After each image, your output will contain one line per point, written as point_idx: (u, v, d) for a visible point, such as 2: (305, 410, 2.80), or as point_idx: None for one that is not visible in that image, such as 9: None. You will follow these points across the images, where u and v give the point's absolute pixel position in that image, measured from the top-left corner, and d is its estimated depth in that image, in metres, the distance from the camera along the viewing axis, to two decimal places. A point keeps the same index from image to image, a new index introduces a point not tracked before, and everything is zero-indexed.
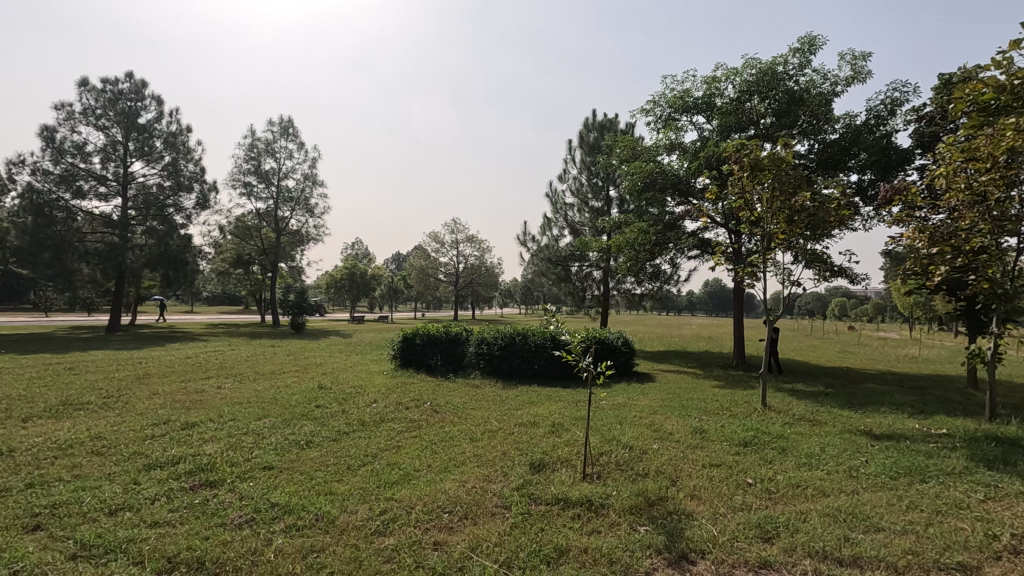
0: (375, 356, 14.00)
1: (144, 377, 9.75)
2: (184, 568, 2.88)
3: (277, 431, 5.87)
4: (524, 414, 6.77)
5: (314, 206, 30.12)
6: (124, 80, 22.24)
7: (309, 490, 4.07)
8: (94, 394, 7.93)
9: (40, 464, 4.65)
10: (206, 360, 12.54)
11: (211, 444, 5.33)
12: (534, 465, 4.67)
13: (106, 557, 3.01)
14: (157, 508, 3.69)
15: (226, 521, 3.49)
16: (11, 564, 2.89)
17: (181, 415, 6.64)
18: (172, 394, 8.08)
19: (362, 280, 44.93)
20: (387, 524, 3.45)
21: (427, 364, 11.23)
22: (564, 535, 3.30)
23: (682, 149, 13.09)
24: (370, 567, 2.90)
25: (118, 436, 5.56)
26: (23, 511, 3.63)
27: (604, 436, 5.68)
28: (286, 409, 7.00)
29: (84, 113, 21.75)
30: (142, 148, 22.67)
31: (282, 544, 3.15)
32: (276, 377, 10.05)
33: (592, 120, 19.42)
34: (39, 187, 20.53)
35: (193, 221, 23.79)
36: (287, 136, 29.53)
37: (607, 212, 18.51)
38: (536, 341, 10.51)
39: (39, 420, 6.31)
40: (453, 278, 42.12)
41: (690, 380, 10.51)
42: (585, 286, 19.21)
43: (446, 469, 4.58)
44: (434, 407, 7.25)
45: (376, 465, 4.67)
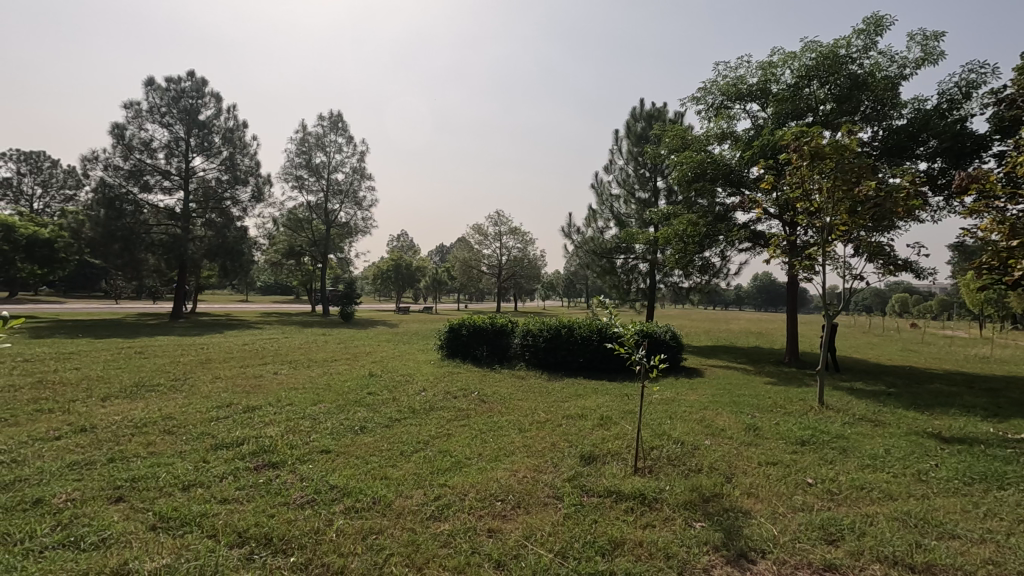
0: (422, 346, 14.31)
1: (208, 362, 10.27)
2: (254, 543, 3.03)
3: (332, 417, 6.07)
4: (571, 407, 6.77)
5: (362, 199, 30.83)
6: (186, 78, 23.34)
7: (365, 474, 4.19)
8: (163, 376, 8.43)
9: (119, 441, 4.97)
10: (263, 347, 13.12)
11: (271, 426, 5.56)
12: (585, 457, 4.67)
13: (182, 529, 3.19)
14: (226, 485, 3.88)
15: (289, 501, 3.64)
16: (100, 531, 3.11)
17: (242, 398, 6.95)
18: (233, 378, 8.49)
19: (407, 271, 45.76)
20: (442, 510, 3.52)
21: (473, 355, 11.41)
22: (619, 527, 3.29)
23: (734, 138, 12.67)
24: (427, 551, 2.96)
25: (186, 417, 5.89)
26: (107, 483, 3.89)
27: (654, 431, 5.60)
28: (339, 395, 7.22)
29: (151, 111, 22.96)
30: (202, 144, 23.73)
31: (343, 525, 3.26)
32: (328, 364, 10.40)
33: (640, 109, 19.08)
34: (111, 181, 21.85)
35: (249, 213, 24.78)
36: (337, 130, 30.31)
37: (654, 202, 18.11)
38: (583, 333, 10.42)
39: (116, 400, 6.76)
40: (495, 270, 42.27)
41: (741, 376, 10.23)
42: (630, 279, 18.87)
43: (497, 458, 4.63)
44: (481, 397, 7.32)
45: (428, 452, 4.76)
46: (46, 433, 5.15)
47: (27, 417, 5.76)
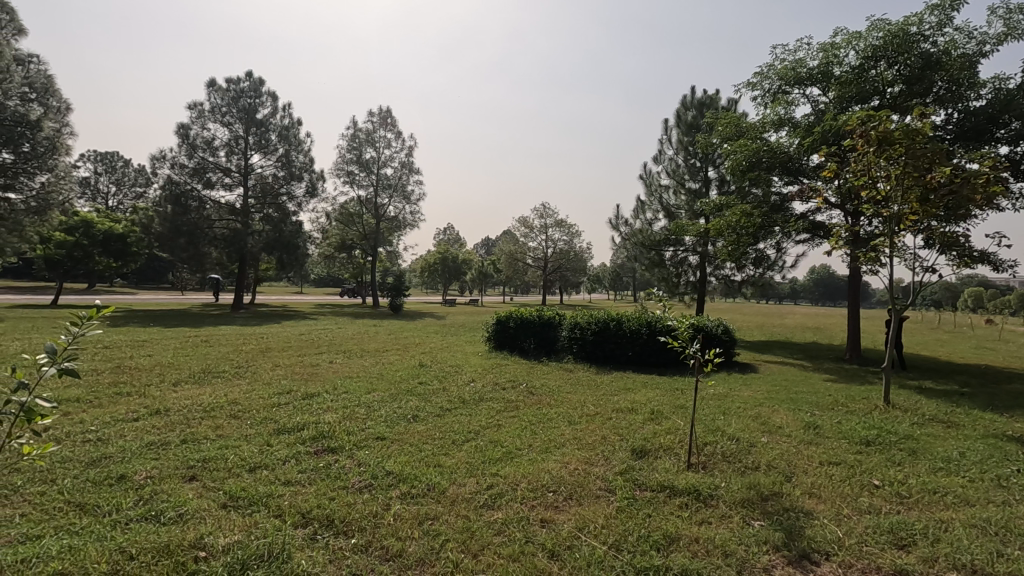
0: (470, 337, 14.53)
1: (268, 351, 10.75)
2: (317, 524, 3.16)
3: (386, 405, 6.24)
4: (621, 400, 6.70)
5: (410, 193, 31.37)
6: (244, 79, 24.31)
7: (420, 461, 4.29)
8: (228, 364, 8.88)
9: (189, 424, 5.25)
10: (319, 336, 13.64)
11: (329, 413, 5.75)
12: (636, 451, 4.61)
13: (251, 508, 3.36)
14: (289, 468, 4.06)
15: (348, 485, 3.78)
16: (178, 508, 3.32)
17: (300, 385, 7.26)
18: (291, 367, 8.84)
19: (454, 264, 46.34)
20: (495, 499, 3.57)
21: (520, 347, 11.46)
22: (674, 523, 3.24)
23: (793, 124, 12.13)
24: (482, 539, 3.01)
25: (250, 402, 6.18)
26: (181, 463, 4.14)
27: (708, 427, 5.46)
28: (391, 384, 7.40)
29: (213, 111, 24.07)
30: (260, 142, 24.67)
31: (400, 510, 3.35)
32: (380, 354, 10.71)
33: (691, 98, 18.56)
34: (177, 179, 23.11)
35: (303, 208, 25.65)
36: (386, 126, 30.93)
37: (705, 192, 17.64)
38: (632, 326, 10.30)
39: (186, 385, 7.17)
40: (541, 263, 42.23)
41: (798, 372, 9.86)
42: (679, 272, 18.46)
43: (548, 450, 4.64)
44: (530, 389, 7.35)
45: (480, 442, 4.83)
46: (125, 415, 5.52)
47: (109, 400, 6.21)
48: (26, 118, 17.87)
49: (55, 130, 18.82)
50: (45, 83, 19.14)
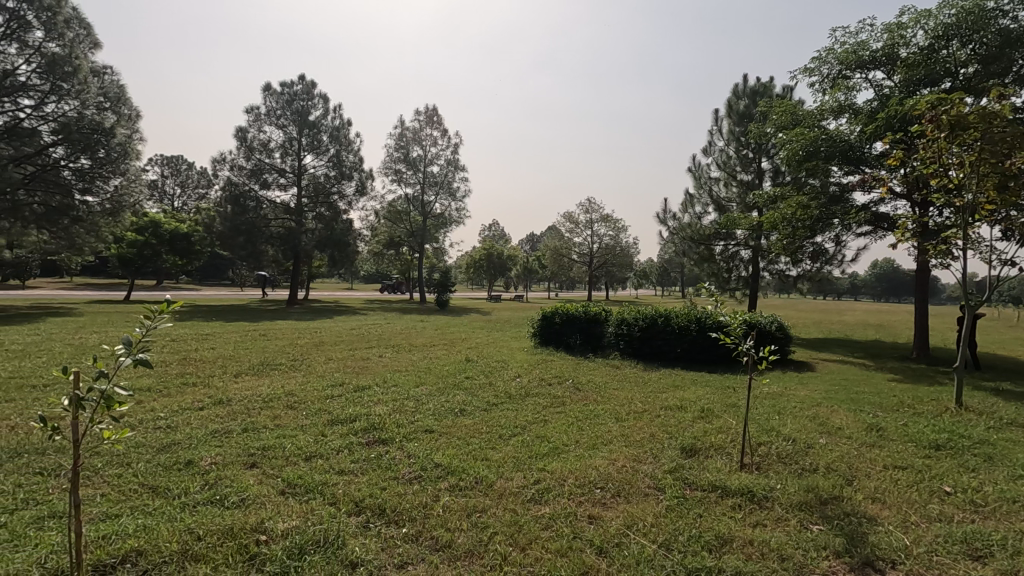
0: (516, 333, 14.59)
1: (322, 345, 11.13)
2: (369, 512, 3.25)
3: (434, 398, 6.35)
4: (669, 398, 6.57)
5: (456, 190, 31.71)
6: (297, 82, 25.17)
7: (467, 455, 4.34)
8: (284, 357, 9.25)
9: (249, 414, 5.50)
10: (369, 331, 14.02)
11: (379, 406, 5.90)
12: (686, 449, 4.52)
13: (307, 495, 3.50)
14: (342, 458, 4.19)
15: (399, 476, 3.87)
16: (240, 493, 3.49)
17: (352, 378, 7.49)
18: (343, 360, 9.12)
19: (499, 260, 46.56)
20: (542, 494, 3.57)
21: (566, 343, 11.40)
22: (726, 524, 3.15)
23: (854, 111, 11.52)
24: (530, 533, 3.02)
25: (305, 394, 6.43)
26: (242, 450, 4.36)
27: (762, 427, 5.28)
28: (438, 379, 7.53)
29: (268, 114, 25.05)
30: (312, 143, 25.48)
31: (449, 501, 3.41)
32: (428, 349, 10.89)
33: (743, 86, 17.93)
34: (236, 180, 24.20)
35: (354, 206, 26.37)
36: (432, 124, 31.36)
37: (758, 184, 17.03)
38: (680, 323, 10.07)
39: (246, 377, 7.53)
40: (587, 258, 41.83)
41: (860, 371, 9.39)
42: (731, 266, 17.90)
43: (594, 446, 4.61)
44: (576, 385, 7.30)
45: (526, 437, 4.84)
46: (192, 404, 5.85)
47: (177, 389, 6.60)
48: (101, 126, 19.15)
49: (127, 136, 20.09)
50: (118, 92, 20.44)
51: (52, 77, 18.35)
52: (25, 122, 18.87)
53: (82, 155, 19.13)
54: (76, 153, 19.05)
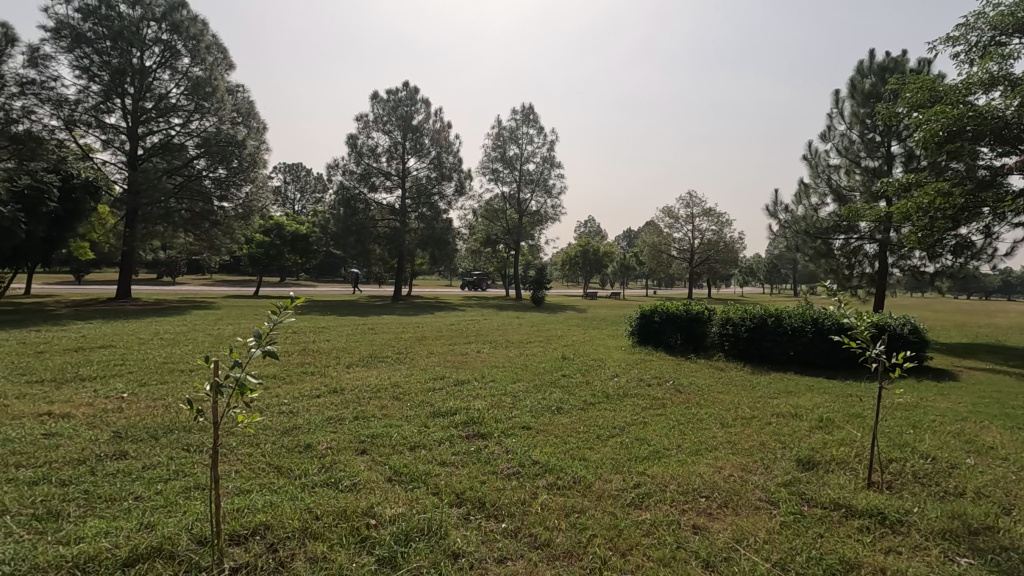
0: (613, 331, 14.35)
1: (423, 339, 11.64)
2: (470, 505, 3.33)
3: (531, 395, 6.40)
4: (781, 404, 6.12)
5: (552, 187, 31.75)
6: (402, 89, 26.46)
7: (564, 453, 4.32)
8: (389, 350, 9.79)
9: (360, 403, 5.87)
10: (468, 326, 14.49)
11: (478, 400, 6.05)
12: (802, 462, 4.17)
13: (412, 484, 3.65)
14: (443, 450, 4.34)
15: (498, 470, 3.93)
16: (352, 477, 3.73)
17: (452, 372, 7.75)
18: (443, 354, 9.46)
19: (595, 257, 46.06)
20: (642, 498, 3.46)
21: (665, 342, 11.00)
22: (851, 547, 2.86)
23: (1010, 83, 9.99)
24: (631, 538, 2.94)
25: (409, 386, 6.75)
26: (354, 437, 4.66)
27: (893, 441, 4.75)
28: (535, 375, 7.60)
29: (376, 121, 26.59)
30: (415, 146, 26.68)
31: (547, 499, 3.41)
32: (525, 345, 11.01)
33: (869, 63, 16.24)
34: (347, 184, 25.96)
35: (453, 206, 27.27)
36: (529, 122, 31.61)
37: (887, 171, 15.36)
38: (793, 324, 9.34)
39: (357, 367, 8.06)
40: (687, 254, 40.18)
41: (1017, 382, 8.15)
42: (852, 262, 16.31)
43: (698, 452, 4.39)
44: (677, 386, 7.03)
45: (625, 438, 4.72)
46: (310, 392, 6.36)
47: (298, 377, 7.22)
48: (235, 139, 21.41)
49: (256, 147, 22.32)
50: (248, 108, 22.78)
51: (196, 98, 20.80)
52: (175, 138, 21.59)
53: (219, 166, 21.52)
54: (215, 163, 21.47)
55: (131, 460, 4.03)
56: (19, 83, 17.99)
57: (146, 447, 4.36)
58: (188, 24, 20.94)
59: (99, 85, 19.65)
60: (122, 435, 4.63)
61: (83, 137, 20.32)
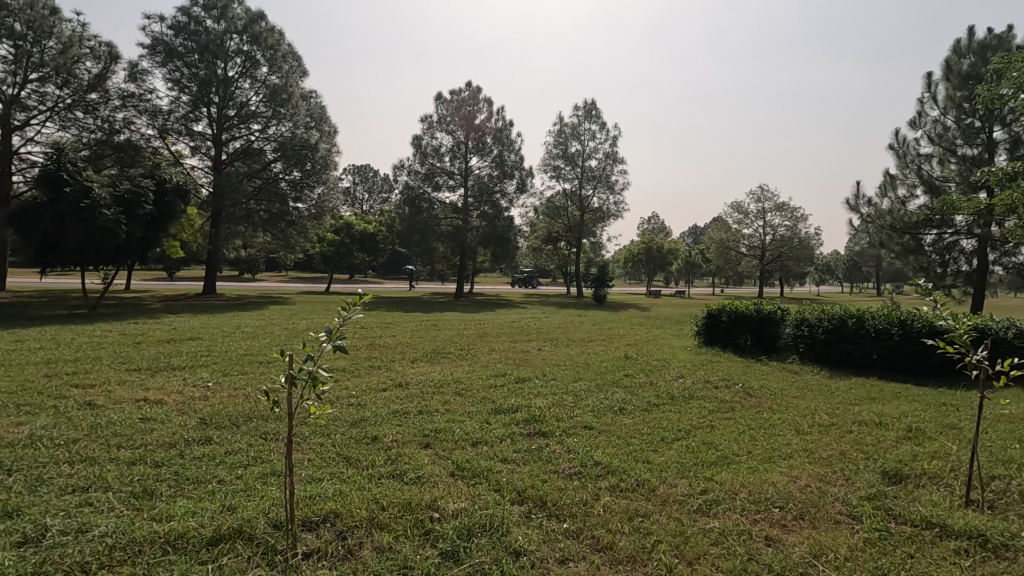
0: (678, 331, 13.91)
1: (485, 336, 11.76)
2: (531, 503, 3.33)
3: (593, 394, 6.31)
4: (864, 412, 5.71)
5: (615, 183, 31.22)
6: (465, 89, 26.83)
7: (627, 455, 4.22)
8: (452, 346, 9.95)
9: (424, 397, 6.01)
10: (529, 324, 14.51)
11: (539, 398, 6.04)
12: (888, 475, 3.87)
13: (474, 480, 3.69)
14: (505, 447, 4.36)
15: (559, 470, 3.90)
16: (416, 470, 3.82)
17: (513, 369, 7.77)
18: (504, 352, 9.53)
19: (659, 254, 44.88)
20: (710, 505, 3.32)
21: (734, 343, 10.54)
22: (947, 570, 2.63)
23: None
24: (698, 547, 2.83)
25: (471, 382, 6.84)
26: (418, 431, 4.77)
27: (996, 457, 4.31)
28: (597, 374, 7.49)
29: (440, 121, 27.10)
30: (478, 145, 27.00)
31: (610, 502, 3.35)
32: (586, 344, 10.89)
33: (966, 42, 14.86)
34: (412, 184, 26.63)
35: (515, 203, 27.37)
36: (591, 118, 31.25)
37: (988, 159, 14.00)
38: (878, 326, 8.69)
39: (421, 363, 8.24)
40: (757, 251, 38.42)
41: None
42: (947, 259, 14.99)
43: (771, 459, 4.17)
44: (747, 389, 6.72)
45: (691, 442, 4.56)
46: (377, 385, 6.58)
47: (365, 371, 7.48)
48: (309, 143, 22.53)
49: (327, 150, 23.36)
50: (321, 113, 23.90)
51: (274, 104, 22.06)
52: (255, 143, 22.98)
53: (294, 168, 22.69)
54: (290, 166, 22.67)
55: (216, 446, 4.32)
56: (121, 96, 19.73)
57: (229, 433, 4.66)
58: (266, 35, 22.25)
59: (188, 96, 21.22)
60: (207, 422, 4.97)
61: (175, 145, 22.03)
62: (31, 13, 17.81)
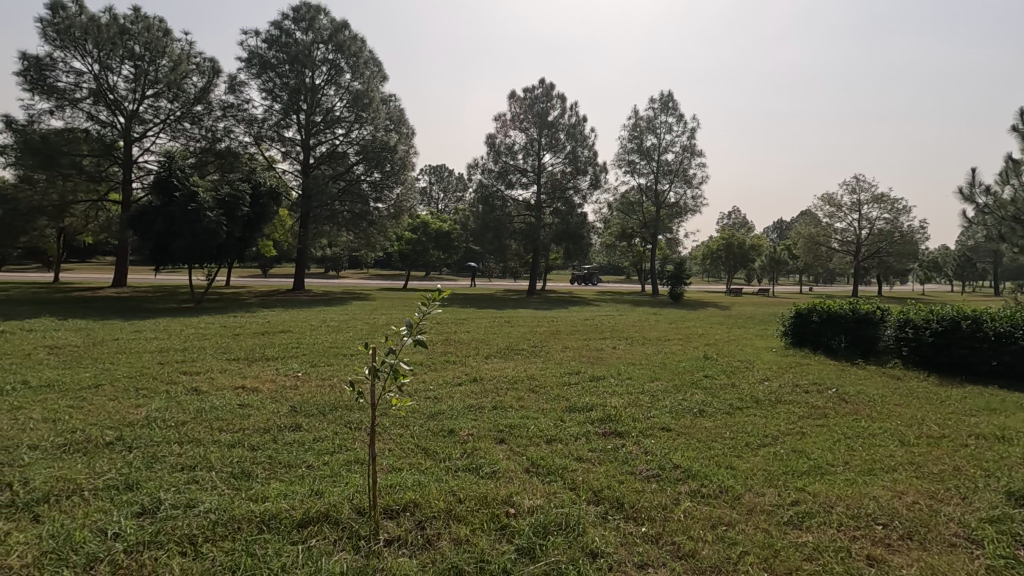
0: (762, 331, 13.16)
1: (558, 333, 11.72)
2: (608, 504, 3.25)
3: (670, 395, 6.11)
4: (982, 424, 5.12)
5: (693, 177, 30.09)
6: (538, 86, 26.84)
7: (709, 459, 4.04)
8: (525, 343, 10.00)
9: (498, 393, 6.07)
10: (602, 322, 14.30)
11: (614, 397, 5.92)
12: (1013, 496, 3.45)
13: (549, 477, 3.67)
14: (580, 445, 4.31)
15: (636, 471, 3.79)
16: (492, 465, 3.84)
17: (587, 367, 7.69)
18: (577, 349, 9.44)
19: (740, 251, 42.73)
20: (802, 518, 3.10)
21: (826, 345, 9.83)
22: None
23: None
24: (789, 562, 2.65)
25: (544, 379, 6.82)
26: (492, 426, 4.81)
27: None
28: (674, 374, 7.26)
29: (513, 119, 27.27)
30: (551, 142, 26.96)
31: (690, 507, 3.21)
32: (662, 343, 10.58)
33: None
34: (486, 182, 26.99)
35: (588, 200, 27.04)
36: (667, 110, 30.29)
37: None
38: (998, 328, 7.82)
39: (495, 359, 8.35)
40: (851, 246, 35.71)
41: None
42: None
43: (872, 471, 3.84)
44: (842, 395, 6.23)
45: (779, 449, 4.29)
46: (453, 380, 6.73)
47: (441, 365, 7.67)
48: (388, 145, 23.43)
49: (406, 151, 24.20)
50: (399, 116, 24.77)
51: (356, 109, 23.13)
52: (339, 147, 24.19)
53: (375, 170, 23.68)
54: (371, 168, 23.68)
55: (305, 433, 4.58)
56: (222, 107, 21.43)
57: (317, 421, 4.93)
58: (350, 43, 23.33)
59: (280, 105, 22.68)
60: (298, 410, 5.29)
61: (268, 150, 23.62)
62: (148, 35, 19.79)
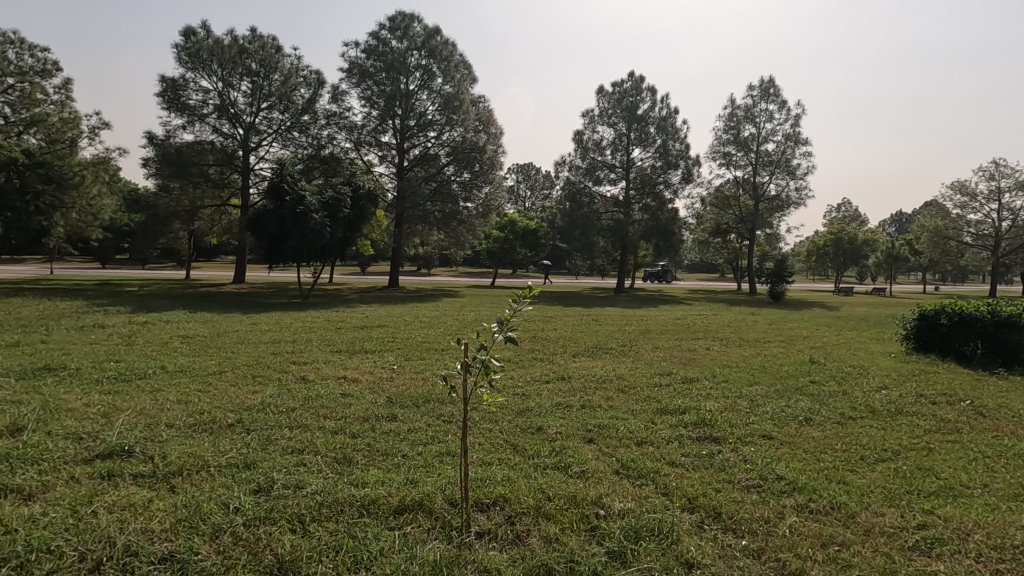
0: (879, 333, 11.97)
1: (648, 332, 11.40)
2: (704, 513, 3.10)
3: (772, 400, 5.72)
4: None
5: (796, 168, 28.02)
6: (627, 79, 26.22)
7: (818, 472, 3.73)
8: (613, 342, 9.81)
9: (586, 392, 6.01)
10: (695, 322, 13.73)
11: (709, 401, 5.64)
12: None
13: (641, 481, 3.56)
14: (672, 449, 4.14)
15: (734, 480, 3.58)
16: (581, 465, 3.79)
17: (679, 368, 7.40)
18: (668, 349, 9.12)
19: (852, 246, 39.22)
20: (930, 544, 2.77)
21: (957, 352, 8.74)
22: None
23: None
24: None
25: (633, 379, 6.65)
26: (581, 425, 4.76)
27: None
28: (776, 378, 6.79)
29: (601, 114, 26.86)
30: (640, 136, 26.24)
31: (796, 523, 2.97)
32: (762, 345, 9.94)
33: None
34: (574, 179, 26.79)
35: (680, 194, 26.02)
36: (768, 97, 28.41)
37: None
38: None
39: (582, 357, 8.26)
40: (988, 241, 31.60)
41: None
42: None
43: (1019, 497, 3.35)
44: (978, 409, 5.49)
45: (901, 466, 3.86)
46: (540, 376, 6.75)
47: (529, 362, 7.72)
48: (477, 146, 23.99)
49: (494, 151, 24.64)
50: (488, 116, 25.25)
51: (447, 112, 23.89)
52: (431, 149, 25.10)
53: (464, 170, 24.35)
54: (461, 168, 24.36)
55: (400, 423, 4.79)
56: (326, 115, 22.98)
57: (412, 413, 5.13)
58: (442, 48, 24.11)
59: (377, 111, 23.93)
60: (393, 401, 5.53)
61: (367, 155, 24.99)
62: (263, 53, 21.68)
